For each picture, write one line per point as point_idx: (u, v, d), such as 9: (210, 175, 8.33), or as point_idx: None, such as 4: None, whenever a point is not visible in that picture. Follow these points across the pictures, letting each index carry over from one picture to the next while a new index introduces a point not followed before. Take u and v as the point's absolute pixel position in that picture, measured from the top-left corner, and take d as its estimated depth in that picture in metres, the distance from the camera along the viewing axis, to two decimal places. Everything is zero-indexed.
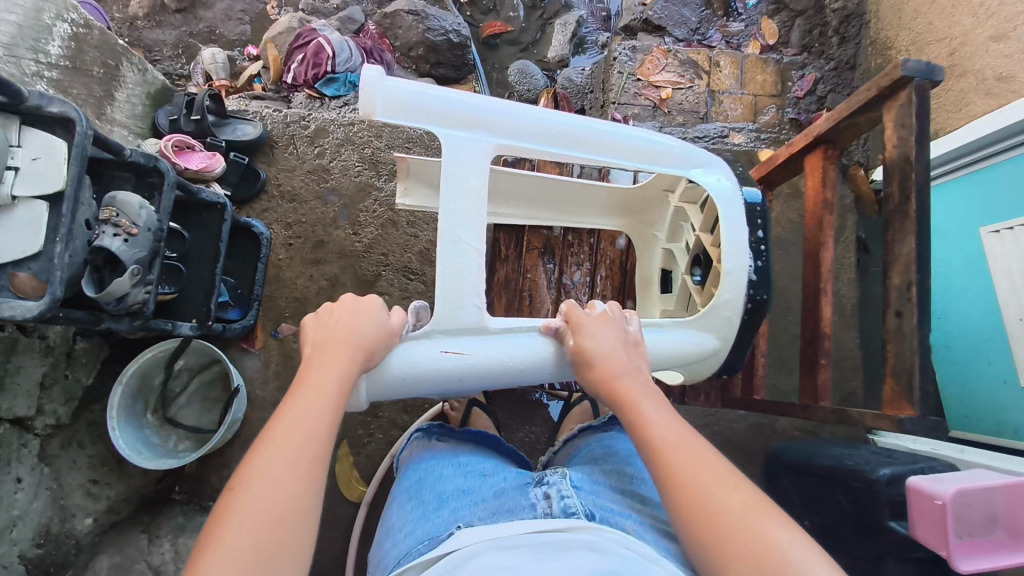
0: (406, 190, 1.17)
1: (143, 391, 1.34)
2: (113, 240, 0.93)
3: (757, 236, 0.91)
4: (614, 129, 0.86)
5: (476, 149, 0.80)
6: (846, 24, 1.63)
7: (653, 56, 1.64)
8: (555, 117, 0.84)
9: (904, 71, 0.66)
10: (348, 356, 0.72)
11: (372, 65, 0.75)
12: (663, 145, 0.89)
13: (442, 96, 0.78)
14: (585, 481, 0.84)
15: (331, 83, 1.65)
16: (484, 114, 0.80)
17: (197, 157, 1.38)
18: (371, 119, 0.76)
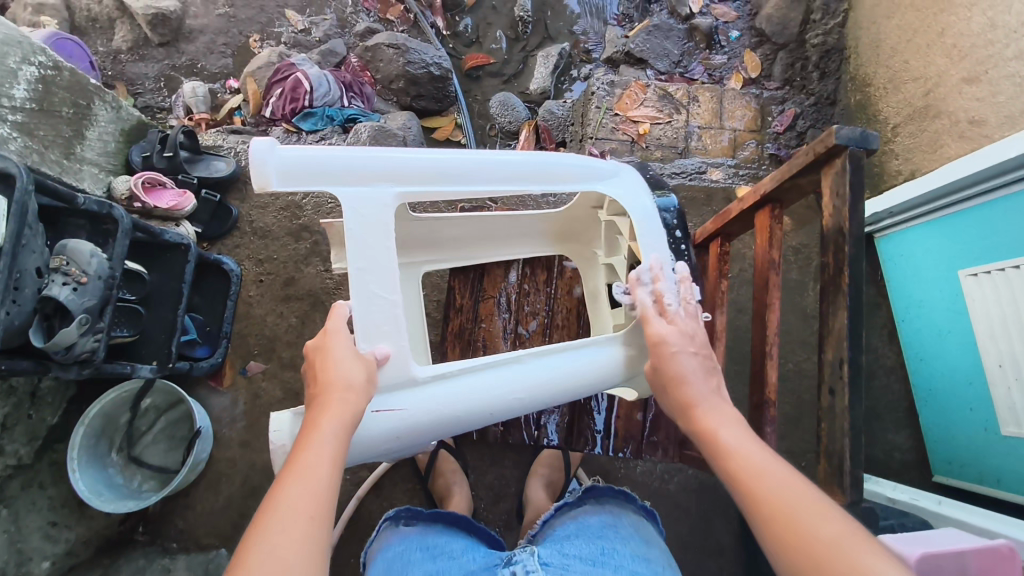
0: (342, 256, 1.05)
1: (107, 430, 1.33)
2: (62, 290, 0.93)
3: (676, 238, 0.95)
4: (527, 158, 0.88)
5: (379, 200, 0.80)
6: (826, 58, 1.62)
7: (631, 90, 1.63)
8: (455, 154, 0.85)
9: (837, 139, 0.67)
10: (343, 403, 0.70)
11: (257, 138, 0.75)
12: (564, 165, 0.89)
13: (333, 155, 0.78)
14: (554, 554, 0.87)
15: (308, 117, 1.67)
16: (383, 167, 0.80)
17: (168, 194, 1.38)
18: (266, 191, 0.76)
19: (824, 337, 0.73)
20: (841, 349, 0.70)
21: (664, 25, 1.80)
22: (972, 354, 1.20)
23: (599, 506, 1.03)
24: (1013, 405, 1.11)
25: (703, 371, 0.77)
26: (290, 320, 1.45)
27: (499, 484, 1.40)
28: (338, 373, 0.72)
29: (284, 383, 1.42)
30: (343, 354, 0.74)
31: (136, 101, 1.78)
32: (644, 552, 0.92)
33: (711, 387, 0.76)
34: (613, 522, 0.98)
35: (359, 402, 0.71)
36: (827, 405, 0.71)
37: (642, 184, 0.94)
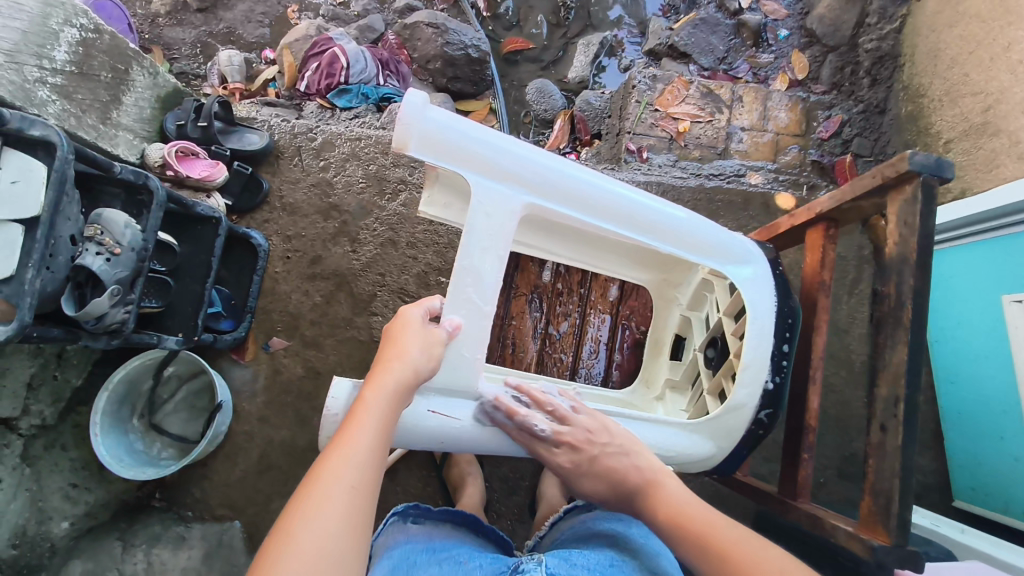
0: (430, 197, 0.99)
1: (130, 396, 1.34)
2: (95, 259, 0.93)
3: (783, 349, 0.85)
4: (655, 207, 0.82)
5: (507, 203, 0.77)
6: (879, 65, 1.55)
7: (673, 86, 1.58)
8: (593, 181, 0.80)
9: (912, 164, 0.68)
10: (397, 376, 0.70)
11: (413, 91, 0.71)
12: (700, 231, 0.84)
13: (482, 138, 0.75)
14: (561, 564, 0.81)
15: (343, 94, 1.64)
16: (526, 171, 0.76)
17: (200, 164, 1.37)
18: (402, 153, 0.73)
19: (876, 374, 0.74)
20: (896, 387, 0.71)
21: (711, 19, 1.75)
22: (1010, 383, 1.16)
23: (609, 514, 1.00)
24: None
25: (618, 456, 0.82)
26: (315, 299, 1.44)
27: (513, 478, 1.39)
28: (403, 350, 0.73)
29: (306, 361, 1.42)
30: (410, 333, 0.75)
31: (172, 66, 1.77)
32: (655, 565, 0.85)
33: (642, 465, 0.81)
34: (622, 531, 0.93)
35: (412, 379, 0.71)
36: (877, 440, 0.73)
37: (771, 286, 0.85)
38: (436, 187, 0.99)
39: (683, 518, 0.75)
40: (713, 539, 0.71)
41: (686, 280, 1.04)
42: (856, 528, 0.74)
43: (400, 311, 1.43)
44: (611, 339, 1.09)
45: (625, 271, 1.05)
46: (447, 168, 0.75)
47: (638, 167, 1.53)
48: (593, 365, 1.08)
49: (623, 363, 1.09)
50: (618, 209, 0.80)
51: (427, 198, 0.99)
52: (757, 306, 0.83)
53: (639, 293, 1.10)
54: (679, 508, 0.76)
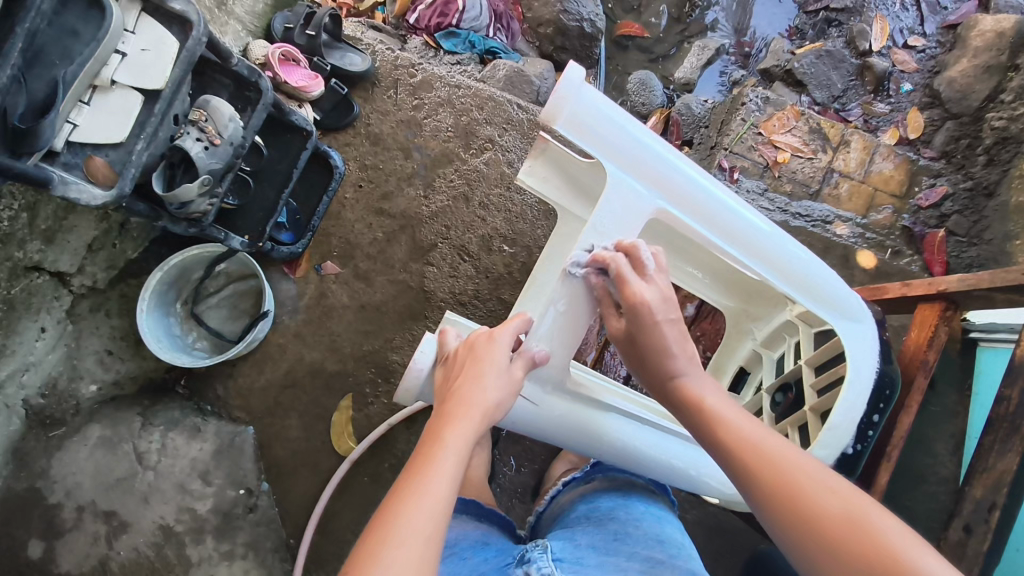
0: (532, 167, 0.93)
1: (179, 282, 1.35)
2: (194, 145, 0.93)
3: (872, 419, 0.83)
4: (776, 238, 0.80)
5: (639, 199, 0.77)
6: (1000, 146, 1.48)
7: (784, 114, 1.54)
8: (724, 199, 0.79)
9: None
10: (476, 419, 0.67)
11: (575, 67, 0.73)
12: (818, 277, 0.81)
13: (630, 131, 0.76)
14: (566, 548, 0.84)
15: (450, 37, 1.61)
16: (664, 174, 0.77)
17: (299, 73, 1.36)
18: (548, 125, 0.74)
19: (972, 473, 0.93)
20: (992, 492, 0.90)
21: (837, 54, 1.68)
22: None
23: (607, 482, 0.98)
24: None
25: (682, 338, 0.74)
26: (377, 234, 1.43)
27: (525, 458, 1.39)
28: (481, 389, 0.69)
29: (353, 292, 1.42)
30: (492, 372, 0.71)
31: None
32: (658, 533, 0.87)
33: (690, 354, 0.75)
34: (623, 505, 0.92)
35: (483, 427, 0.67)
36: (955, 537, 0.92)
37: (875, 349, 0.83)
38: (540, 159, 0.93)
39: (727, 424, 0.68)
40: (766, 451, 0.64)
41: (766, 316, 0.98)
42: None
43: (456, 268, 1.41)
44: None
45: (709, 292, 1.00)
46: (589, 152, 0.76)
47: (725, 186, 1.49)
48: None
49: None
50: (743, 233, 0.79)
51: (528, 168, 0.93)
52: (856, 365, 0.81)
53: (714, 318, 1.11)
54: (724, 415, 0.69)
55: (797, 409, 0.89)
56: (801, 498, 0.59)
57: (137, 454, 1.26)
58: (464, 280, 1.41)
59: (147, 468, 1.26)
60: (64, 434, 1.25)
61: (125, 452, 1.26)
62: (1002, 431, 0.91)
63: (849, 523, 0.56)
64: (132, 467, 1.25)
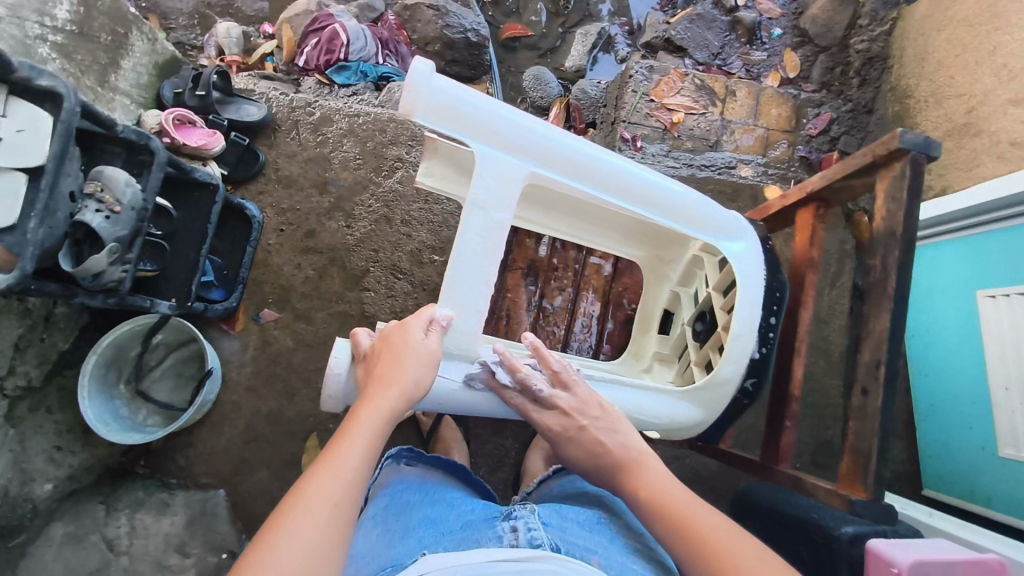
0: (428, 168, 0.98)
1: (116, 363, 1.33)
2: (95, 216, 0.93)
3: (769, 320, 0.92)
4: (649, 178, 0.86)
5: (512, 169, 0.81)
6: (868, 66, 1.61)
7: (670, 78, 1.61)
8: (593, 151, 0.84)
9: (904, 141, 0.80)
10: (392, 398, 0.72)
11: (422, 60, 0.76)
12: (695, 205, 0.88)
13: (489, 109, 0.79)
14: (552, 514, 0.85)
15: (342, 71, 1.64)
16: (531, 143, 0.81)
17: (197, 133, 1.38)
18: (409, 118, 0.77)
19: (862, 341, 0.88)
20: (877, 352, 0.84)
21: (708, 15, 1.78)
22: (978, 376, 1.22)
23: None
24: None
25: (611, 432, 0.85)
26: (307, 273, 1.44)
27: (498, 454, 1.41)
28: (398, 373, 0.74)
29: (296, 333, 1.42)
30: (410, 359, 0.76)
31: (169, 36, 1.77)
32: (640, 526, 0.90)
33: (626, 444, 0.83)
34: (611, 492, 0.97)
35: (402, 406, 0.73)
36: None
37: (761, 260, 0.92)
38: (434, 159, 0.97)
39: (666, 503, 0.74)
40: (693, 517, 0.71)
41: (677, 257, 1.07)
42: (837, 486, 0.89)
43: (392, 288, 1.44)
44: (602, 314, 1.12)
45: (621, 246, 1.09)
46: (454, 137, 0.79)
47: (632, 155, 1.56)
48: (585, 338, 1.11)
49: (614, 331, 1.12)
50: (617, 178, 0.85)
51: (424, 169, 0.97)
52: (748, 279, 0.89)
53: (633, 271, 1.13)
54: (663, 494, 0.76)
55: (715, 332, 0.94)
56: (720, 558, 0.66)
57: (107, 542, 1.24)
58: (403, 297, 1.44)
59: (119, 554, 1.23)
60: (26, 540, 1.19)
61: (94, 543, 1.23)
62: (877, 297, 0.85)
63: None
64: (103, 556, 1.22)
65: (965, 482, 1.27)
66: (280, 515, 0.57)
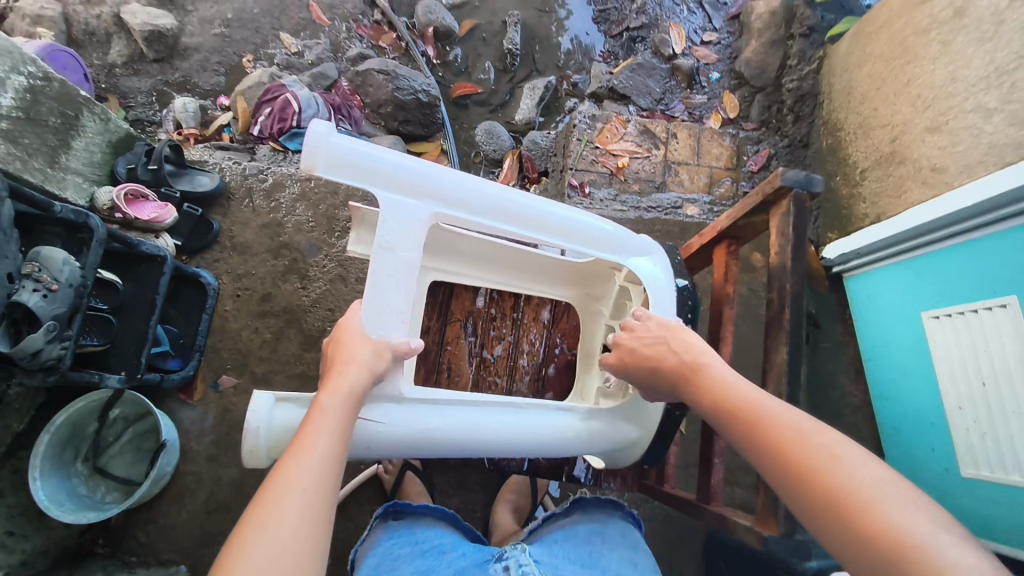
0: (358, 236, 0.99)
1: (73, 439, 1.30)
2: (32, 295, 0.94)
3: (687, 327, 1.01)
4: (554, 211, 0.93)
5: (418, 215, 0.86)
6: (800, 102, 1.69)
7: (612, 125, 1.67)
8: (497, 191, 0.90)
9: (785, 180, 0.84)
10: (346, 383, 0.75)
11: (320, 119, 0.79)
12: (600, 230, 0.96)
13: (390, 160, 0.83)
14: (543, 555, 0.88)
15: (295, 138, 1.69)
16: (435, 188, 0.86)
17: (149, 207, 1.38)
18: (311, 174, 0.80)
19: (769, 373, 0.88)
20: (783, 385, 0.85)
21: (647, 64, 1.86)
22: (934, 395, 1.21)
23: (586, 517, 1.01)
24: (981, 450, 1.09)
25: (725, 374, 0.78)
26: (265, 336, 1.45)
27: (464, 510, 1.37)
28: (348, 359, 0.78)
29: (255, 398, 1.42)
30: (360, 346, 0.80)
31: (128, 113, 1.82)
32: (634, 557, 0.92)
33: (732, 380, 0.77)
34: (602, 530, 0.98)
35: (366, 379, 0.77)
36: None
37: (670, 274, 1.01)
38: (362, 227, 0.99)
39: (778, 436, 0.67)
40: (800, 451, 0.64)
41: (605, 292, 1.16)
42: (753, 523, 0.85)
43: None
44: (546, 355, 1.17)
45: (547, 284, 1.14)
46: (359, 188, 0.82)
47: (581, 201, 1.60)
48: (528, 383, 1.16)
49: (557, 372, 1.17)
50: (523, 213, 0.91)
51: (354, 238, 0.99)
52: (659, 296, 0.98)
53: (569, 316, 1.19)
54: (774, 420, 0.69)
55: None
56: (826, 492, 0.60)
57: None
58: None
59: None
60: None
61: None
62: (775, 328, 0.88)
63: (878, 542, 0.55)
64: None
65: None
66: (256, 506, 0.60)
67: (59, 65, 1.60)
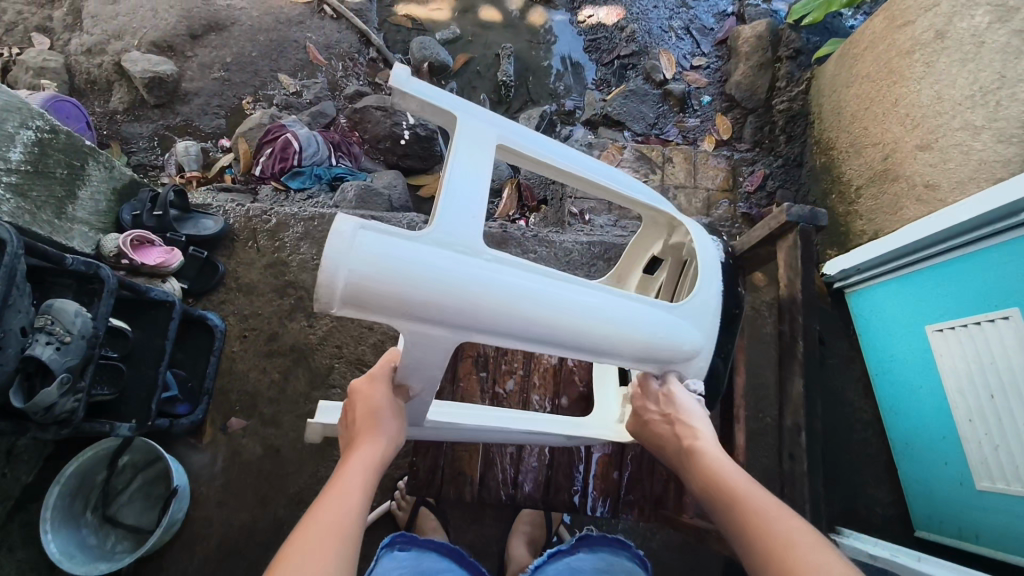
0: None
1: (83, 489, 1.29)
2: (45, 349, 0.95)
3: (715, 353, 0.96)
4: (610, 321, 0.79)
5: (453, 329, 0.72)
6: (792, 123, 1.72)
7: (608, 153, 1.71)
8: (551, 298, 0.75)
9: (791, 215, 0.87)
10: (372, 448, 0.80)
11: (343, 224, 0.63)
12: (656, 331, 0.84)
13: (427, 267, 0.68)
14: None
15: (297, 177, 1.71)
16: (479, 297, 0.70)
17: (155, 251, 1.38)
18: (326, 301, 0.64)
19: (784, 402, 0.90)
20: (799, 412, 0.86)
21: (640, 90, 1.90)
22: (944, 408, 1.22)
23: (592, 556, 1.02)
24: (995, 463, 1.09)
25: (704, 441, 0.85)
26: (273, 376, 1.45)
27: (479, 545, 1.35)
28: (378, 425, 0.82)
29: (264, 439, 1.41)
30: (387, 412, 0.84)
31: (130, 159, 1.84)
32: None
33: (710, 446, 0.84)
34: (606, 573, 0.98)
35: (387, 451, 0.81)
36: None
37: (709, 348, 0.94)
38: None
39: (737, 497, 0.74)
40: (753, 512, 0.71)
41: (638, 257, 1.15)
42: None
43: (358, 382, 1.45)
44: (557, 385, 1.18)
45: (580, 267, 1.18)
46: (383, 313, 0.67)
47: (582, 228, 1.62)
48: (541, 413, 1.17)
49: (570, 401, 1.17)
50: (581, 320, 0.77)
51: None
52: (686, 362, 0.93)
53: None
54: (734, 482, 0.76)
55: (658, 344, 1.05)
56: (771, 550, 0.66)
57: None
58: None
59: None
60: None
61: None
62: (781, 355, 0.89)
63: None
64: None
65: (948, 523, 1.25)
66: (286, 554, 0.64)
67: (63, 117, 1.63)
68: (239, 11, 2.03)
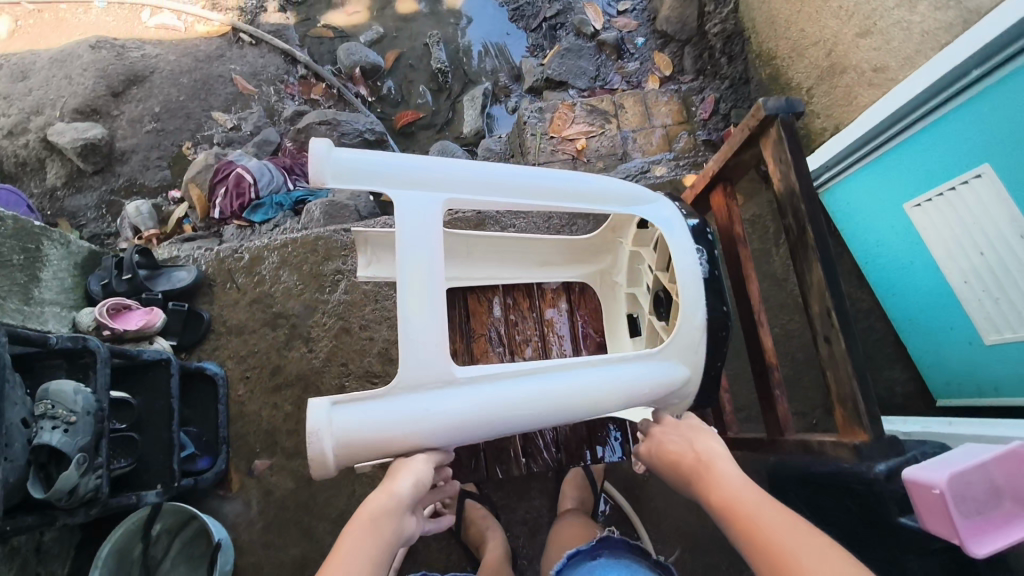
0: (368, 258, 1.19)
1: (123, 566, 1.26)
2: (53, 433, 0.91)
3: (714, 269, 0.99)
4: (570, 385, 0.88)
5: (437, 436, 0.83)
6: (729, 44, 1.71)
7: (560, 113, 1.70)
8: (505, 387, 0.86)
9: (768, 108, 0.90)
10: (386, 511, 0.74)
11: (312, 411, 0.79)
12: (621, 375, 0.91)
13: (390, 408, 0.81)
14: None
15: (257, 209, 1.67)
16: (441, 411, 0.82)
17: (135, 315, 1.36)
18: (324, 465, 0.80)
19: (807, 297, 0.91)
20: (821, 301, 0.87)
21: (575, 46, 1.89)
22: (938, 278, 1.25)
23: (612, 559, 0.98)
24: (999, 315, 1.12)
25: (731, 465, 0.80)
26: (287, 409, 1.43)
27: (531, 521, 1.35)
28: (400, 484, 0.77)
29: (294, 472, 1.39)
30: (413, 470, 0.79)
31: (82, 232, 1.78)
32: None
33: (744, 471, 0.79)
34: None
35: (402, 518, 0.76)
36: None
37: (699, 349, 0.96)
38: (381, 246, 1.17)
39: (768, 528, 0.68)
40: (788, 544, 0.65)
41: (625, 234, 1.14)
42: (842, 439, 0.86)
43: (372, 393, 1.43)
44: (575, 343, 1.19)
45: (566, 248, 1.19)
46: (372, 453, 0.82)
47: None
48: None
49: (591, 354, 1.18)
50: (540, 394, 0.87)
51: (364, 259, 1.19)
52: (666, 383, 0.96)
53: (588, 299, 1.23)
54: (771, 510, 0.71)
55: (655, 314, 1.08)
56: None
57: None
58: None
59: None
60: None
61: None
62: None
63: None
64: None
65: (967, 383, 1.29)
66: None
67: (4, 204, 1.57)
68: (155, 59, 1.97)
